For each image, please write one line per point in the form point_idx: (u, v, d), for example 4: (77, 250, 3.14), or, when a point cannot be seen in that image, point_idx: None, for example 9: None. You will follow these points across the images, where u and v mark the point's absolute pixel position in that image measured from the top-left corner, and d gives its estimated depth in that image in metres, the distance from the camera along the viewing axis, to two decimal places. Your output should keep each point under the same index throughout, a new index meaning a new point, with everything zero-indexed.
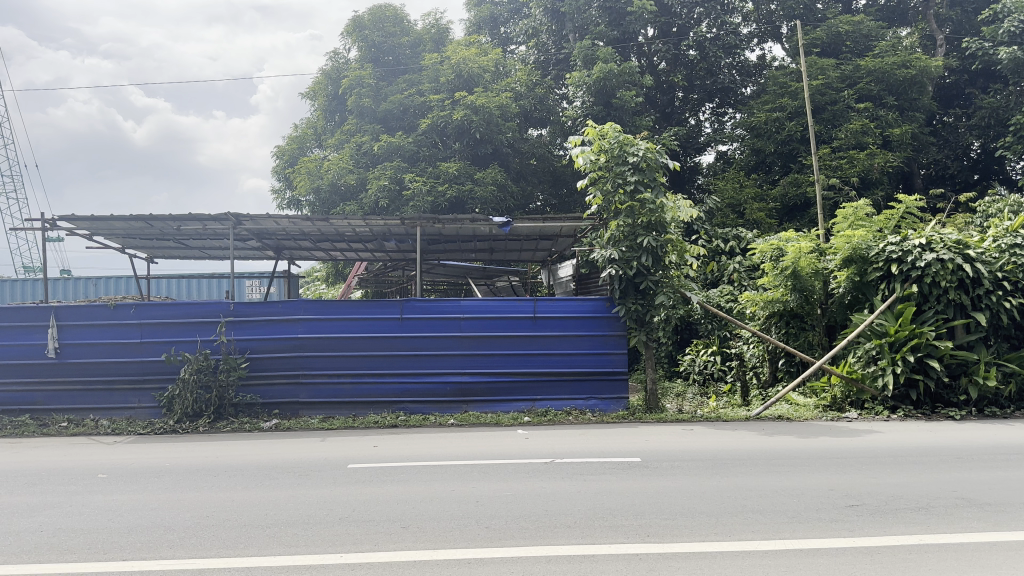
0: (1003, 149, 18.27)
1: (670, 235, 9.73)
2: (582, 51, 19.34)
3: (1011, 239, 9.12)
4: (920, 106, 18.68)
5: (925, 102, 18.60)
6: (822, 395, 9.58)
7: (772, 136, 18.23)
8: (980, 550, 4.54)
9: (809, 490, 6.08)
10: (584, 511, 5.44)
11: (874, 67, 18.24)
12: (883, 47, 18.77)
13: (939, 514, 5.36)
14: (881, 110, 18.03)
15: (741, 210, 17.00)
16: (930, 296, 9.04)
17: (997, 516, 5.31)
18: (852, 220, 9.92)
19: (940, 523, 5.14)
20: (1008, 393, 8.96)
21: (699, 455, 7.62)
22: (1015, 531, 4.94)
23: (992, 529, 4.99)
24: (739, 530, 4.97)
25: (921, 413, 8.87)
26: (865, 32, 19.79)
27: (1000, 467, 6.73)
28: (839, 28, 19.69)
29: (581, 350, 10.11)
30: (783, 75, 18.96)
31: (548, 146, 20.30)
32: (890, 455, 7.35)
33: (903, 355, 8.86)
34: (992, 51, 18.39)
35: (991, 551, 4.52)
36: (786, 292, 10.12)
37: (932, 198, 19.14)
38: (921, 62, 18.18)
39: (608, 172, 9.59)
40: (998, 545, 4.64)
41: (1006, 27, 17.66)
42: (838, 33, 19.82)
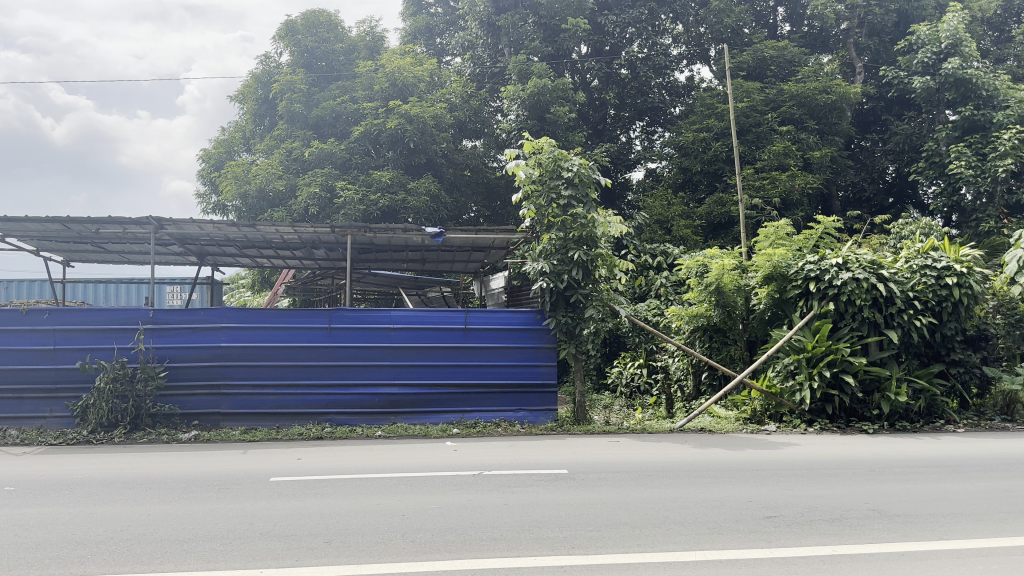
0: (915, 173, 19.19)
1: (600, 250, 9.88)
2: (517, 66, 19.52)
3: (923, 261, 9.50)
4: (839, 130, 19.52)
5: (844, 127, 19.40)
6: (742, 409, 9.72)
7: (698, 155, 18.72)
8: (889, 560, 4.75)
9: (729, 502, 6.25)
10: (510, 524, 5.44)
11: (797, 92, 18.87)
12: (806, 73, 19.44)
13: (851, 525, 5.58)
14: (802, 133, 18.73)
15: (669, 226, 17.40)
16: (846, 314, 9.35)
17: (905, 527, 5.56)
18: (773, 239, 10.22)
19: (852, 534, 5.35)
20: (918, 408, 9.21)
21: (625, 467, 7.71)
22: (922, 541, 5.18)
23: (901, 539, 5.22)
24: (663, 541, 5.06)
25: (837, 426, 9.06)
26: (790, 57, 20.47)
27: (907, 480, 7.05)
28: (764, 53, 20.36)
29: (513, 362, 10.13)
30: (710, 97, 19.48)
31: (483, 157, 20.36)
32: (806, 467, 7.60)
33: (820, 370, 9.06)
34: (907, 80, 19.21)
35: (899, 561, 4.72)
36: (710, 307, 10.32)
37: (849, 220, 19.95)
38: (841, 88, 18.86)
39: (543, 186, 9.71)
40: (906, 554, 4.86)
41: (920, 58, 18.43)
42: (763, 58, 20.50)
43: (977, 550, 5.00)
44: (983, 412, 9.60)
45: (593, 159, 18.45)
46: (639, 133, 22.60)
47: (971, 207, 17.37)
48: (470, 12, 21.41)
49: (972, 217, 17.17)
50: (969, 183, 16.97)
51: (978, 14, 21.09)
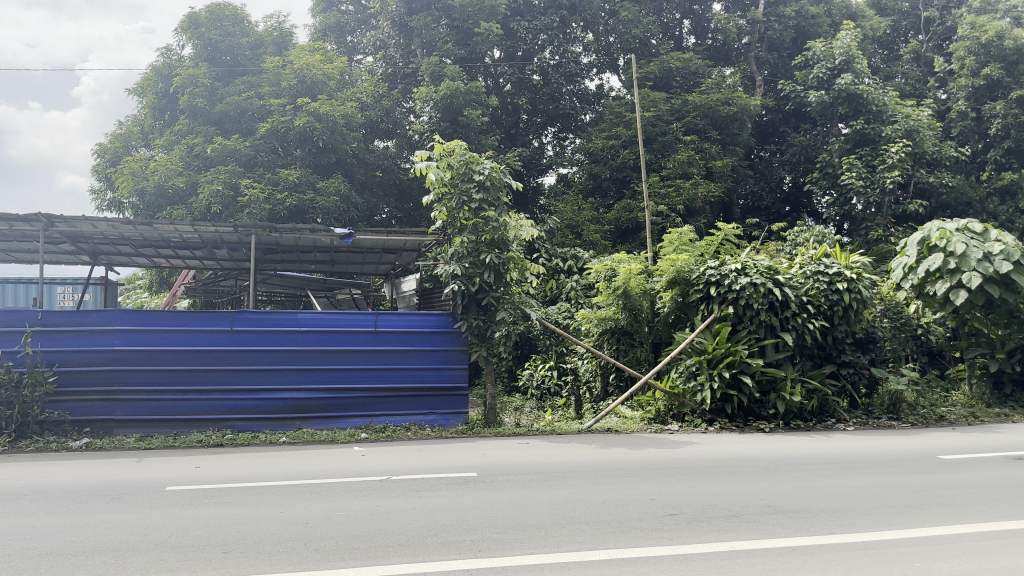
0: (810, 184, 20.12)
1: (512, 253, 9.94)
2: (430, 67, 19.50)
3: (815, 267, 9.98)
4: (740, 141, 20.29)
5: (744, 138, 20.19)
6: (647, 409, 9.93)
7: (608, 161, 19.11)
8: (782, 554, 4.97)
9: (632, 501, 6.39)
10: (416, 529, 5.40)
11: (701, 103, 19.50)
12: (710, 84, 20.09)
13: (746, 521, 5.80)
14: (706, 143, 19.38)
15: (579, 231, 17.70)
16: (744, 317, 9.71)
17: (796, 521, 5.82)
18: (677, 245, 10.57)
19: (747, 530, 5.56)
20: (811, 407, 9.60)
21: (532, 469, 7.78)
22: (812, 536, 5.44)
23: (793, 534, 5.46)
24: (567, 541, 5.14)
25: (735, 425, 9.37)
26: (694, 69, 21.14)
27: (800, 476, 7.39)
28: (670, 64, 20.97)
29: (423, 365, 10.04)
30: (619, 105, 19.91)
31: (395, 158, 20.16)
32: (706, 465, 7.85)
33: (719, 371, 9.37)
34: (803, 94, 20.13)
35: (791, 555, 4.94)
36: (617, 310, 10.54)
37: (749, 228, 20.75)
38: (742, 100, 19.65)
39: (454, 189, 9.68)
40: (797, 549, 5.09)
41: (816, 73, 19.37)
42: (669, 69, 21.10)
43: (863, 543, 5.28)
44: (871, 411, 10.02)
45: (504, 163, 18.55)
46: (551, 139, 22.85)
47: (861, 216, 18.33)
48: (381, 12, 21.21)
49: (863, 225, 18.11)
50: (860, 194, 17.91)
51: (869, 34, 22.30)
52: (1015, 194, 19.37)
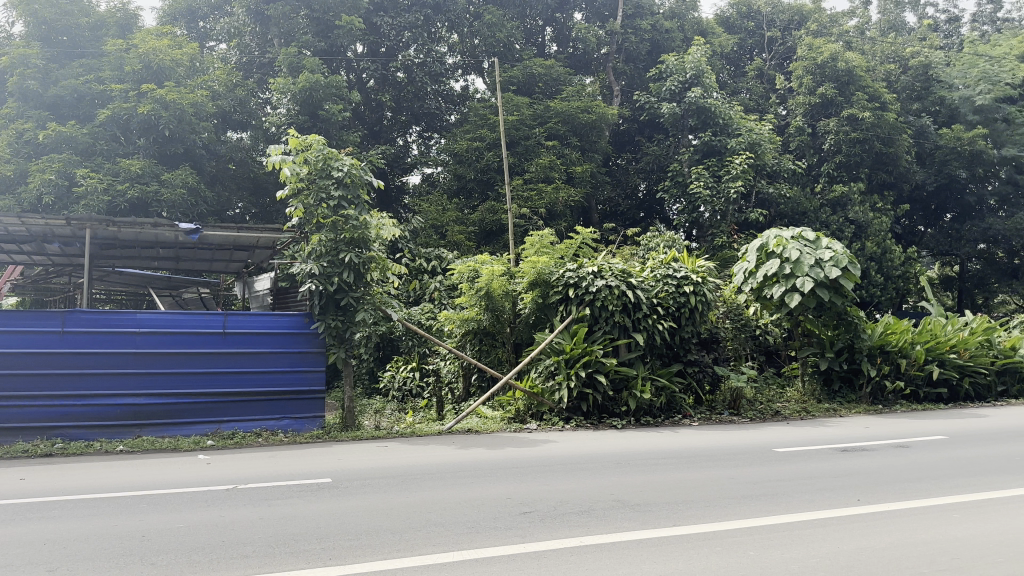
0: (662, 191, 20.76)
1: (373, 252, 9.70)
2: (288, 58, 18.92)
3: (666, 270, 10.41)
4: (598, 148, 20.85)
5: (603, 145, 20.74)
6: (507, 408, 9.95)
7: (472, 163, 19.18)
8: (628, 548, 5.13)
9: (488, 501, 6.40)
10: (264, 538, 5.16)
11: (562, 109, 19.96)
12: (570, 91, 20.59)
13: (597, 516, 5.94)
14: (566, 149, 19.84)
15: (443, 231, 17.67)
16: (600, 318, 9.99)
17: (643, 515, 6.02)
18: (538, 247, 10.66)
19: (597, 524, 5.70)
20: (660, 404, 9.98)
21: (389, 472, 7.64)
22: (657, 528, 5.64)
23: (640, 527, 5.65)
24: (421, 544, 5.07)
25: (590, 422, 9.60)
26: (556, 76, 21.60)
27: (649, 471, 7.65)
28: (533, 70, 21.35)
29: (276, 368, 9.64)
30: (483, 107, 20.06)
31: (250, 151, 19.38)
32: (562, 463, 7.98)
33: (576, 370, 9.58)
34: (657, 105, 20.98)
35: (637, 549, 5.11)
36: (480, 311, 10.45)
37: (607, 232, 21.43)
38: (600, 109, 20.27)
39: (311, 185, 9.38)
40: (643, 542, 5.27)
41: (668, 86, 20.36)
42: (531, 74, 21.50)
43: (703, 533, 5.54)
44: (714, 407, 10.50)
45: (366, 161, 18.27)
46: (416, 138, 22.83)
47: (708, 223, 19.34)
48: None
49: (710, 231, 19.12)
50: (707, 203, 18.91)
51: (718, 50, 23.61)
52: (844, 205, 21.05)
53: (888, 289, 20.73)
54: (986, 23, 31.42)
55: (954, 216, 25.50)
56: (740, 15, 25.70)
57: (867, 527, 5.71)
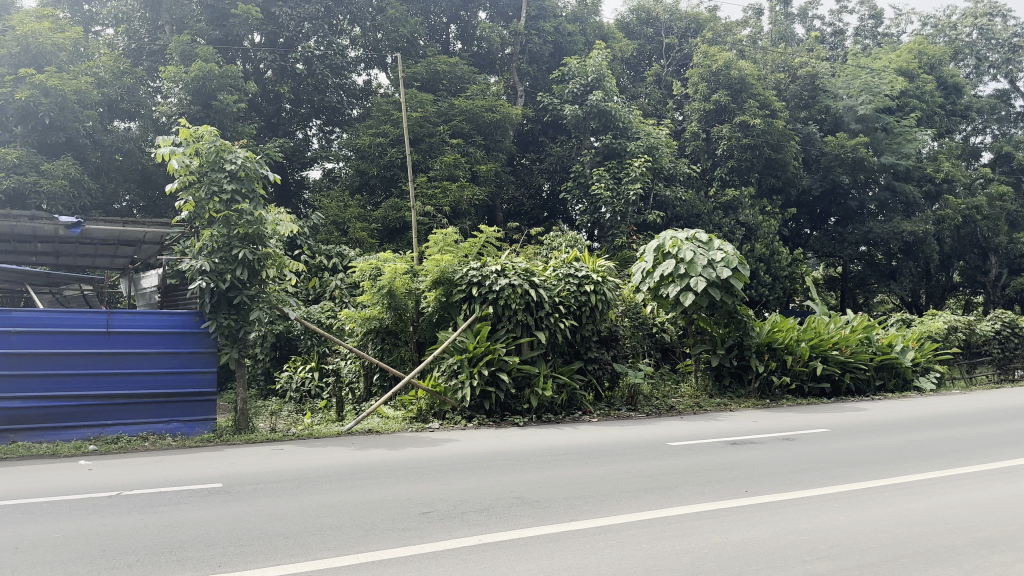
0: (566, 192, 21.00)
1: (269, 249, 9.43)
2: (180, 46, 18.20)
3: (568, 270, 10.54)
4: (503, 147, 21.01)
5: (507, 145, 20.92)
6: (409, 408, 9.81)
7: (375, 159, 18.97)
8: (526, 544, 5.18)
9: (387, 501, 6.33)
10: (149, 547, 4.94)
11: (466, 107, 19.94)
12: (474, 90, 20.63)
13: (497, 514, 5.97)
14: (470, 147, 19.89)
15: (344, 228, 17.43)
16: (503, 316, 10.01)
17: (542, 511, 6.09)
18: (441, 246, 10.58)
19: (497, 522, 5.73)
20: (561, 401, 10.11)
21: (285, 476, 7.44)
22: (555, 523, 5.72)
23: (539, 523, 5.71)
24: (317, 548, 4.97)
25: (492, 420, 9.62)
26: (460, 74, 21.61)
27: (549, 467, 7.74)
28: (437, 67, 21.31)
29: (165, 369, 9.24)
30: (386, 103, 19.87)
31: (140, 142, 18.55)
32: (463, 461, 7.97)
33: (479, 369, 9.57)
34: (560, 106, 21.30)
35: (535, 545, 5.17)
36: (383, 309, 10.34)
37: (511, 232, 21.61)
38: (504, 108, 20.40)
39: (202, 178, 9.07)
40: (541, 538, 5.33)
41: (570, 88, 20.74)
42: (436, 71, 21.43)
43: (600, 527, 5.65)
44: (613, 403, 10.73)
45: (262, 154, 17.76)
46: (316, 132, 22.63)
47: (608, 224, 19.79)
48: None
49: (610, 231, 19.49)
50: (608, 204, 19.29)
51: (619, 55, 24.19)
52: (736, 208, 21.96)
53: (776, 289, 21.70)
54: (868, 37, 33.33)
55: (837, 220, 27.63)
56: (640, 21, 26.41)
57: (753, 517, 5.94)
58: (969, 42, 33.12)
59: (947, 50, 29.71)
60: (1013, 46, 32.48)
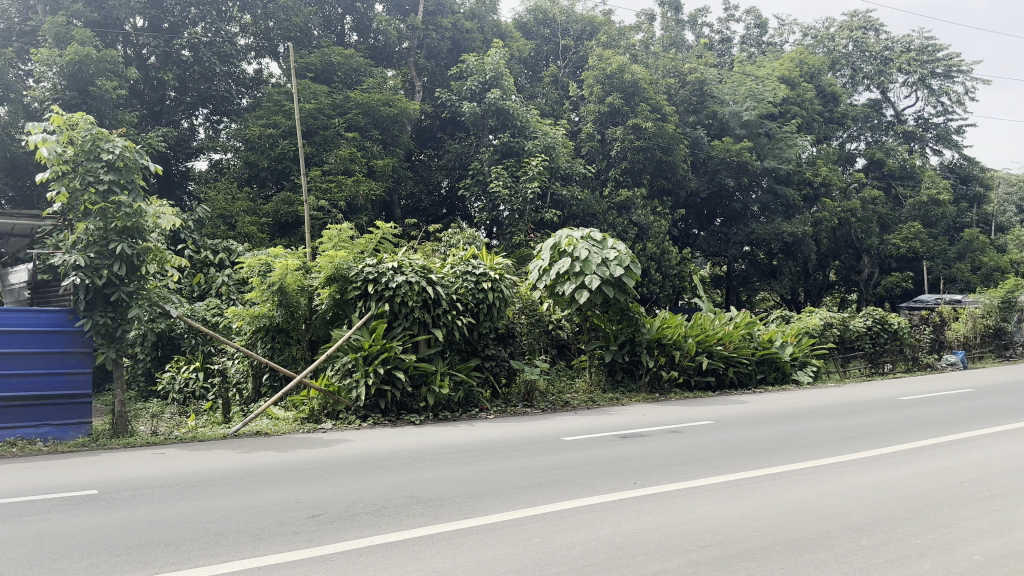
0: (464, 189, 20.98)
1: (148, 243, 9.04)
2: (53, 27, 17.12)
3: (465, 267, 10.55)
4: (400, 142, 20.84)
5: (404, 140, 20.76)
6: (301, 409, 9.56)
7: (265, 151, 18.43)
8: (418, 544, 5.15)
9: (275, 505, 6.16)
10: (12, 561, 4.62)
11: (363, 101, 19.66)
12: (371, 83, 20.38)
13: (389, 514, 5.91)
14: (366, 141, 19.63)
15: (232, 222, 16.87)
16: (399, 314, 9.90)
17: (435, 510, 6.08)
18: (336, 241, 10.37)
19: (388, 522, 5.67)
20: (457, 398, 10.11)
21: (166, 481, 7.12)
22: (448, 522, 5.72)
23: (431, 522, 5.70)
24: (199, 555, 4.78)
25: (388, 419, 9.51)
26: (356, 67, 21.31)
27: (443, 466, 7.72)
28: (332, 58, 20.85)
29: (36, 371, 8.51)
30: (278, 94, 19.32)
31: (8, 128, 17.33)
32: (355, 461, 7.84)
33: (375, 367, 9.43)
34: (458, 103, 21.27)
35: (427, 544, 5.15)
36: (273, 307, 10.12)
37: (408, 228, 21.49)
38: (401, 103, 20.21)
39: (76, 167, 8.59)
40: (433, 537, 5.32)
41: (468, 85, 20.78)
42: (330, 62, 20.96)
43: (492, 524, 5.69)
44: (510, 400, 10.84)
45: (143, 144, 16.94)
46: (203, 121, 21.75)
47: (506, 221, 19.95)
48: None
49: (507, 229, 19.62)
50: (505, 202, 19.39)
51: (516, 54, 24.48)
52: (629, 208, 22.57)
53: (666, 287, 22.45)
54: (753, 46, 34.94)
55: (723, 220, 28.80)
56: (537, 21, 26.77)
57: (641, 509, 6.13)
58: (845, 54, 35.24)
59: (825, 61, 31.52)
60: (884, 59, 34.77)
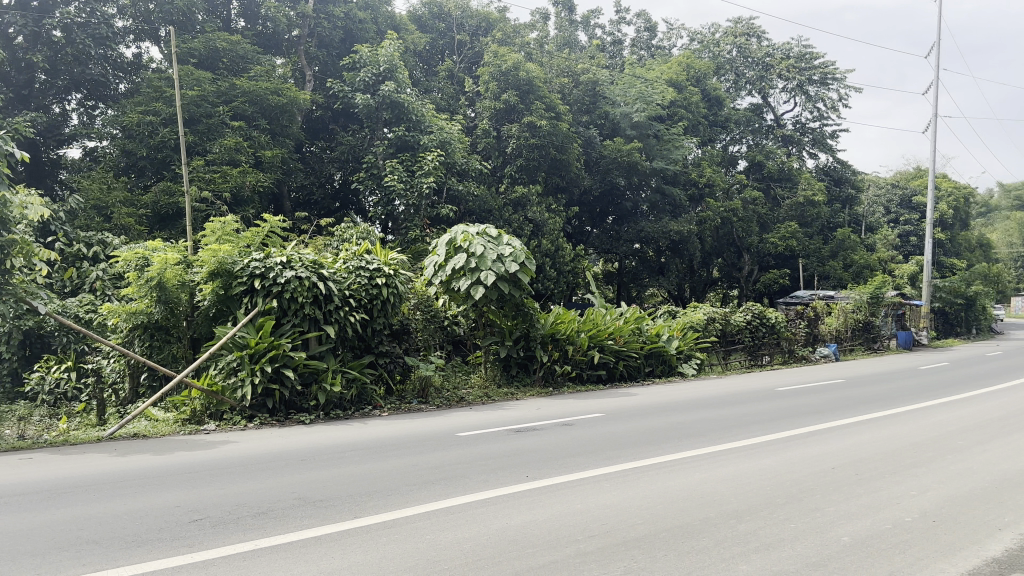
0: (357, 182, 20.69)
1: (14, 235, 8.32)
2: None
3: (358, 262, 10.37)
4: (290, 133, 20.32)
5: (293, 131, 20.25)
6: (182, 410, 9.15)
7: (144, 139, 17.58)
8: (306, 546, 5.03)
9: (153, 510, 5.87)
10: None
11: (249, 89, 19.04)
12: (258, 71, 19.81)
13: (276, 516, 5.74)
14: (253, 131, 19.05)
15: (107, 213, 16.03)
16: (288, 310, 9.62)
17: (324, 510, 5.95)
18: (220, 235, 9.98)
19: (275, 525, 5.51)
20: (350, 397, 9.92)
21: (31, 488, 6.66)
22: (337, 522, 5.61)
23: (320, 523, 5.57)
24: (67, 566, 4.50)
25: (276, 419, 9.24)
26: (242, 53, 20.65)
27: (333, 465, 7.56)
28: (216, 44, 20.05)
29: None
30: (158, 79, 18.39)
31: None
32: (241, 463, 7.57)
33: (262, 366, 9.13)
34: (350, 94, 20.85)
35: (315, 545, 5.04)
36: (151, 304, 9.62)
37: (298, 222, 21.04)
38: (291, 92, 19.69)
39: None
40: (321, 538, 5.20)
41: (362, 76, 20.46)
42: (215, 49, 20.16)
43: (384, 523, 5.62)
44: (403, 397, 10.76)
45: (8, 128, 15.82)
46: (75, 106, 20.84)
47: (400, 216, 19.84)
48: None
49: (404, 224, 19.59)
50: (400, 196, 19.23)
51: (410, 47, 24.33)
52: (524, 205, 22.84)
53: (560, 283, 22.89)
54: (643, 49, 36.02)
55: (614, 218, 29.45)
56: (431, 14, 26.61)
57: (532, 502, 6.20)
58: (729, 60, 36.85)
59: (711, 66, 32.89)
60: (765, 65, 36.56)
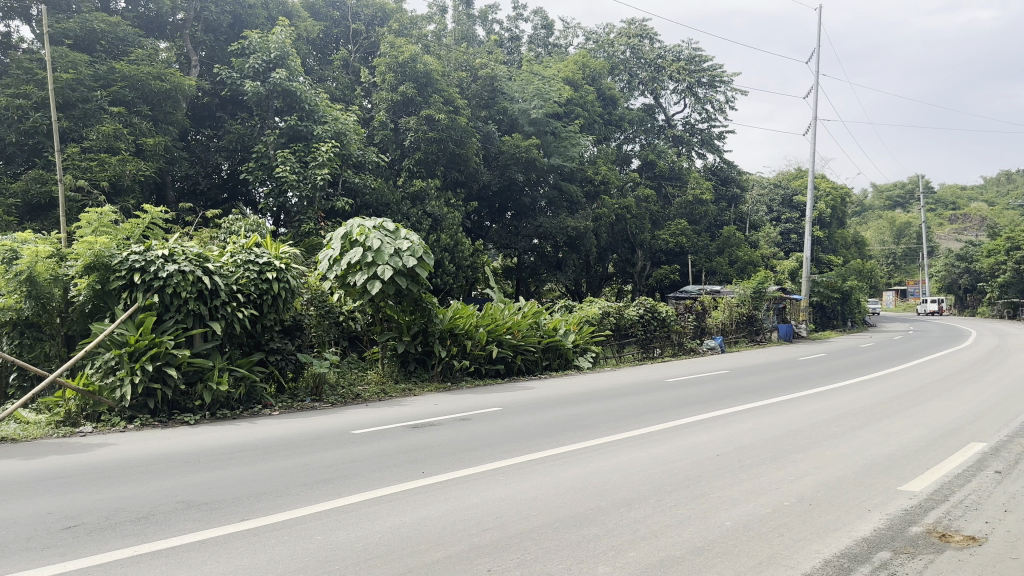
0: (246, 173, 19.98)
1: None
2: None
3: (246, 256, 10.03)
4: (174, 120, 19.45)
5: (178, 118, 19.39)
6: (54, 411, 8.65)
7: (12, 124, 16.48)
8: (190, 550, 4.84)
9: (21, 519, 5.51)
10: None
11: (128, 73, 18.14)
12: (139, 55, 18.92)
13: (157, 521, 5.50)
14: (134, 117, 18.17)
15: None
16: (171, 306, 9.21)
17: (210, 513, 5.74)
18: (96, 226, 9.51)
19: (156, 530, 5.27)
20: (238, 395, 9.59)
21: None
22: (223, 525, 5.43)
23: (205, 527, 5.37)
24: None
25: (158, 420, 8.86)
26: (122, 36, 19.67)
27: (220, 466, 7.31)
28: (94, 25, 19.01)
29: None
30: (28, 60, 17.28)
31: None
32: (120, 466, 7.20)
33: (142, 364, 8.71)
34: (239, 82, 20.13)
35: (199, 550, 4.85)
36: (20, 299, 9.09)
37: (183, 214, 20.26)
38: (175, 78, 18.85)
39: None
40: (206, 542, 5.02)
41: (252, 63, 19.81)
42: (92, 30, 19.11)
43: (273, 524, 5.47)
44: (296, 395, 10.52)
45: None
46: None
47: (294, 209, 19.43)
48: None
49: (297, 217, 19.28)
50: (292, 188, 18.79)
51: (302, 35, 23.76)
52: (422, 199, 22.72)
53: (459, 278, 22.96)
54: (540, 46, 36.45)
55: (513, 214, 29.68)
56: (325, 2, 26.02)
57: (427, 498, 6.18)
58: (623, 60, 37.49)
59: (606, 65, 33.65)
60: (657, 67, 37.67)
